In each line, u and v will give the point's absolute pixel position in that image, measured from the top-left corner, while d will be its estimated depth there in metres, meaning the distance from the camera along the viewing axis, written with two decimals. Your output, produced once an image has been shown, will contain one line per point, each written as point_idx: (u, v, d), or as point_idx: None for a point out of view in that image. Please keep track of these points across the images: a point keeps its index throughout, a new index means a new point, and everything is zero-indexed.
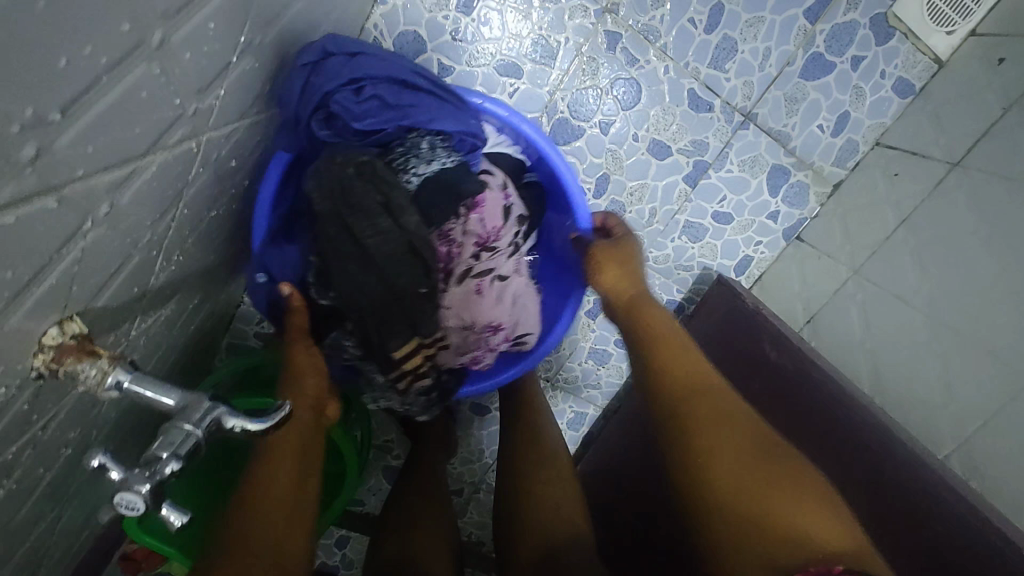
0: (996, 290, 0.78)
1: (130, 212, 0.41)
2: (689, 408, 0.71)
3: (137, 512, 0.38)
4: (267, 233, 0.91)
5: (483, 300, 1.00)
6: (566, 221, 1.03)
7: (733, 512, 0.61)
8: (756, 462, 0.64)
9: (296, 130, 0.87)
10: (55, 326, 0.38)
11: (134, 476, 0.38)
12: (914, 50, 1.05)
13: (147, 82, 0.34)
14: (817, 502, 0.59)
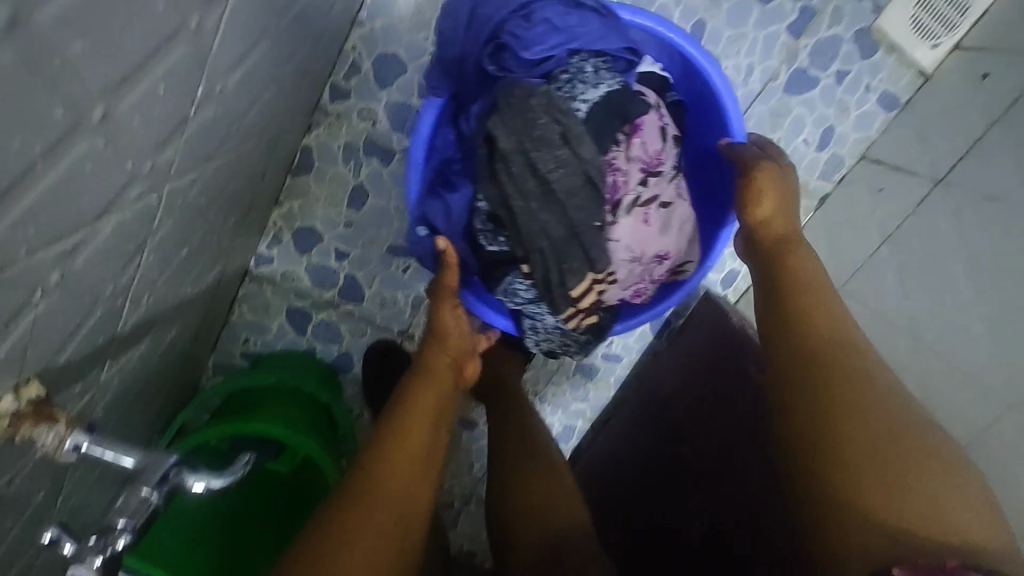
0: (977, 312, 0.78)
1: (86, 274, 0.41)
2: (827, 374, 0.65)
3: None
4: (424, 183, 0.89)
5: (653, 229, 0.85)
6: (715, 134, 0.93)
7: (870, 491, 0.57)
8: (901, 450, 0.59)
9: (460, 68, 0.86)
10: (11, 392, 0.38)
11: (84, 549, 0.39)
12: (898, 65, 1.05)
13: (93, 155, 0.34)
14: (978, 505, 0.56)
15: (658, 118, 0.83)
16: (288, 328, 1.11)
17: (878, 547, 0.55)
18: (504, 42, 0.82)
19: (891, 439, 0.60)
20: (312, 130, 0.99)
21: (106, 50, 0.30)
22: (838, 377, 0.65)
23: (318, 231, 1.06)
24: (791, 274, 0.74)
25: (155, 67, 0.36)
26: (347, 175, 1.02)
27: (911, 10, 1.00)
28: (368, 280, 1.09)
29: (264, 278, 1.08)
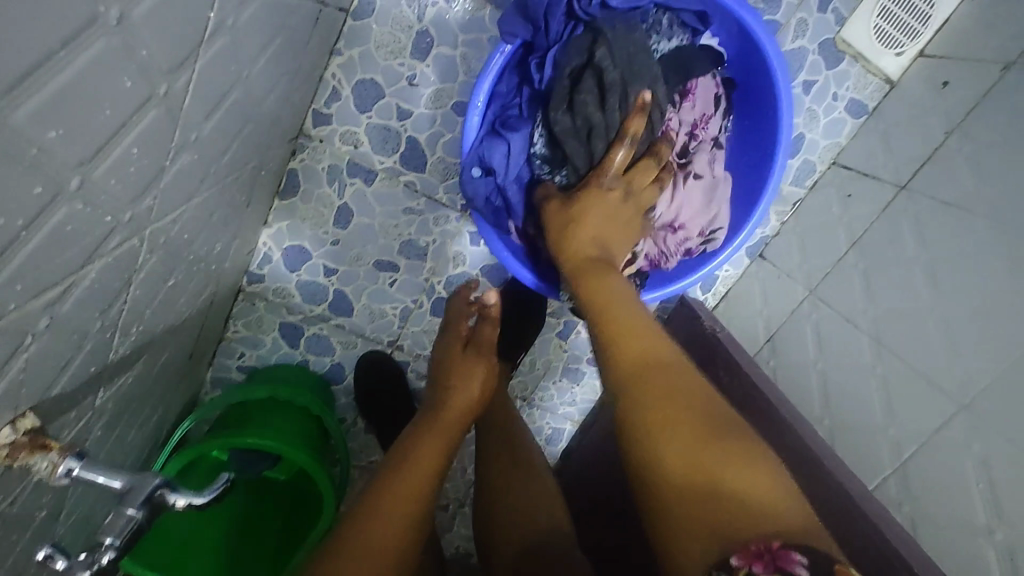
0: (934, 315, 0.81)
1: (74, 316, 0.45)
2: (638, 388, 0.60)
3: None
4: (481, 130, 0.80)
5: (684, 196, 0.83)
6: (758, 118, 0.82)
7: (677, 513, 0.53)
8: (699, 456, 0.54)
9: (530, 13, 0.76)
10: (8, 425, 0.42)
11: (75, 564, 0.43)
12: (864, 73, 1.07)
13: (73, 216, 0.38)
14: (774, 477, 0.53)
15: (711, 84, 0.83)
16: (282, 341, 1.16)
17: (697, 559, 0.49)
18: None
19: (699, 430, 0.56)
20: (296, 154, 1.04)
21: (79, 130, 0.34)
22: (648, 384, 0.60)
23: (306, 250, 1.10)
24: (590, 293, 0.69)
25: (128, 134, 0.40)
26: (332, 195, 1.07)
27: (873, 21, 1.03)
28: (356, 294, 1.14)
29: (257, 295, 1.12)
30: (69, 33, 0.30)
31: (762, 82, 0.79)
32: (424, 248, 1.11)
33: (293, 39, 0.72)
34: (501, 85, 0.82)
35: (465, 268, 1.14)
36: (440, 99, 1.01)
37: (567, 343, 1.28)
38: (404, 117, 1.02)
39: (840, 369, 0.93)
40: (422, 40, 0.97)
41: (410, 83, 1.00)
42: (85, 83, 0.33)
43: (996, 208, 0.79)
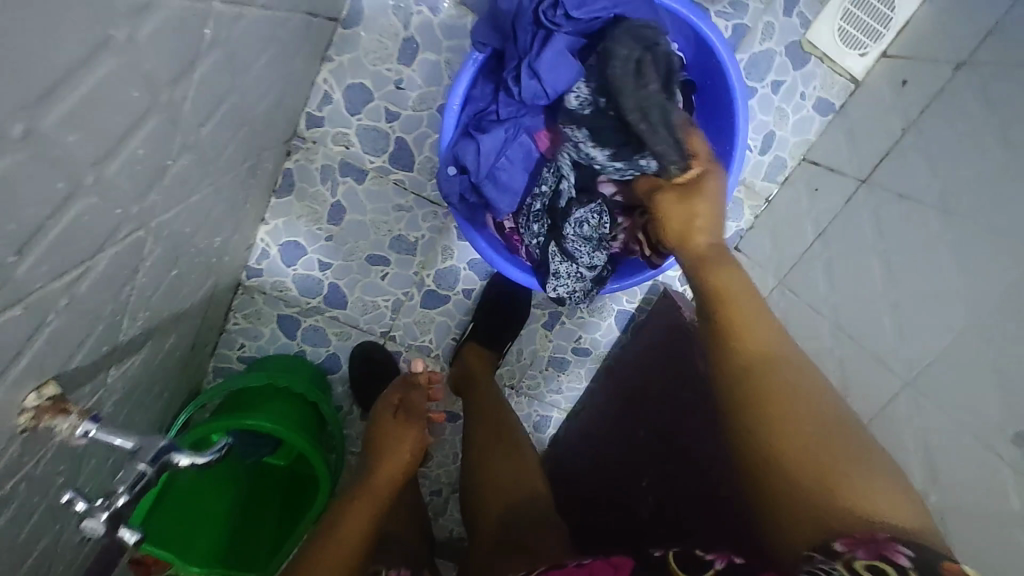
0: (886, 300, 0.87)
1: (89, 297, 0.52)
2: (755, 378, 0.61)
3: (97, 534, 0.48)
4: (456, 131, 0.84)
5: None
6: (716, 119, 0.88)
7: (814, 495, 0.54)
8: (827, 452, 0.55)
9: (502, 22, 0.81)
10: (34, 391, 0.48)
11: (93, 507, 0.48)
12: (831, 73, 1.13)
13: (89, 208, 0.45)
14: (888, 476, 0.54)
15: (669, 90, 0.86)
16: (279, 333, 1.22)
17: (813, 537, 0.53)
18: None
19: (823, 431, 0.57)
20: (291, 155, 1.10)
21: (94, 134, 0.41)
22: (766, 386, 0.60)
23: (302, 245, 1.16)
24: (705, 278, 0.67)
25: (136, 138, 0.47)
26: (325, 193, 1.13)
27: (837, 23, 1.09)
28: (349, 288, 1.20)
29: (255, 288, 1.19)
30: (87, 53, 0.36)
31: (718, 87, 0.86)
32: (413, 243, 1.17)
33: (285, 49, 0.78)
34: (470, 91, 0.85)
35: (453, 262, 1.20)
36: (427, 102, 1.07)
37: (552, 334, 1.34)
38: (392, 118, 1.08)
39: (804, 352, 0.98)
40: (408, 46, 1.04)
41: (398, 86, 1.06)
42: (100, 95, 0.39)
43: (944, 200, 0.85)
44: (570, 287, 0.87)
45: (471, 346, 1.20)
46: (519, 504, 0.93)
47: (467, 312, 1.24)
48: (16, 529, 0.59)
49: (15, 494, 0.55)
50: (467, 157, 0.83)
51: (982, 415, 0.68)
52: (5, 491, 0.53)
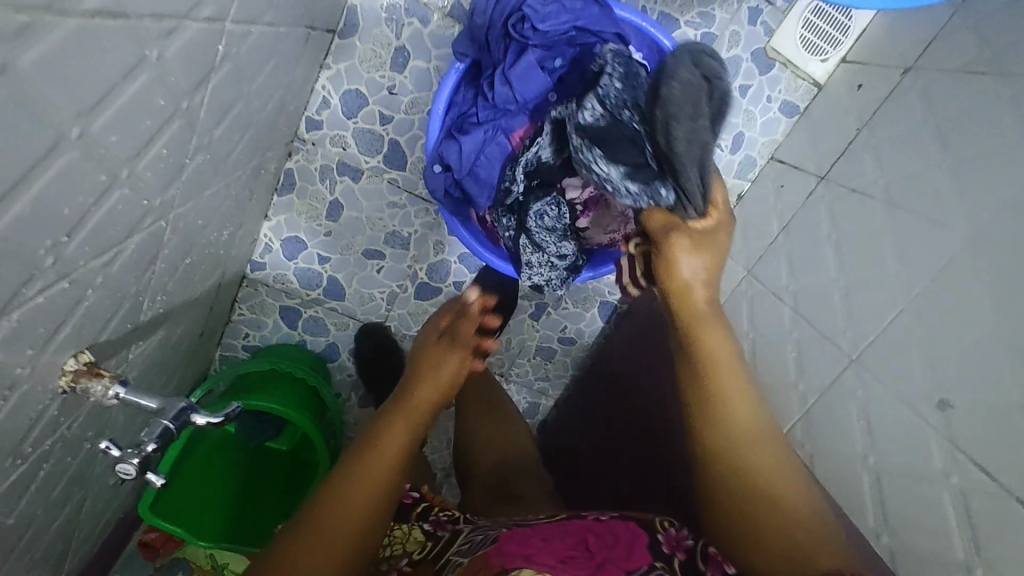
0: (838, 286, 0.95)
1: (118, 278, 0.60)
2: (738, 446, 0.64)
3: (129, 476, 0.56)
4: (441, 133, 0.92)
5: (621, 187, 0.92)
6: None
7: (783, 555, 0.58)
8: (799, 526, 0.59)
9: (479, 36, 0.88)
10: (72, 358, 0.56)
11: (126, 453, 0.55)
12: (794, 77, 1.21)
13: (122, 199, 0.52)
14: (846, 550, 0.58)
15: None
16: (282, 323, 1.30)
17: None
18: (524, 14, 0.84)
19: (795, 507, 0.60)
20: (292, 156, 1.18)
21: (129, 136, 0.48)
22: (750, 458, 0.63)
23: (302, 240, 1.24)
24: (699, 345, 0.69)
25: (160, 139, 0.55)
26: (324, 191, 1.21)
27: (798, 31, 1.17)
28: (347, 280, 1.28)
29: (259, 281, 1.27)
30: (127, 69, 0.44)
31: None
32: (406, 237, 1.25)
33: (286, 59, 0.87)
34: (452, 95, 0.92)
35: (444, 256, 1.28)
36: (417, 106, 1.15)
37: (539, 324, 1.42)
38: (386, 122, 1.16)
39: (768, 336, 1.06)
40: (400, 55, 1.12)
41: (391, 92, 1.14)
42: (134, 103, 0.47)
43: (889, 194, 0.93)
44: (543, 276, 0.95)
45: None
46: (507, 464, 1.03)
47: None
48: (50, 485, 0.67)
49: (53, 452, 0.63)
50: (450, 155, 0.91)
51: (912, 385, 0.76)
52: (45, 448, 0.60)
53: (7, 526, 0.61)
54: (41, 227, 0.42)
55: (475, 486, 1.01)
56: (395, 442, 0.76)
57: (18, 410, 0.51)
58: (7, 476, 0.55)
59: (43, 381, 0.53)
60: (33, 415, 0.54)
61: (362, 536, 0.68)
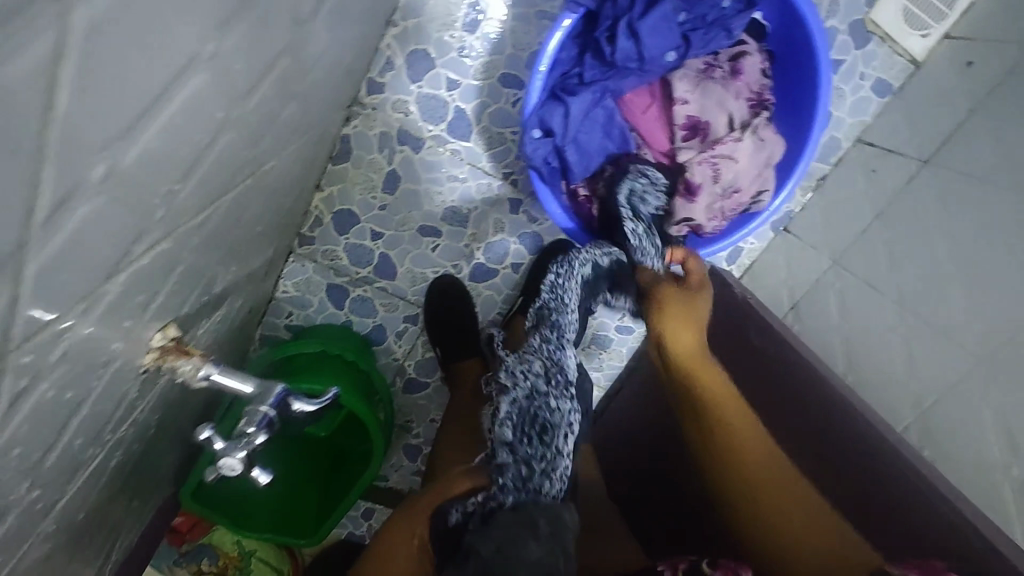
0: (952, 279, 0.87)
1: (207, 239, 0.51)
2: (714, 423, 0.75)
3: (237, 472, 0.50)
4: (543, 92, 0.81)
5: (746, 155, 0.81)
6: (797, 93, 0.82)
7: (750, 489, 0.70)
8: (784, 502, 0.68)
9: None
10: (159, 332, 0.48)
11: (231, 446, 0.49)
12: (891, 53, 1.12)
13: (228, 143, 0.44)
14: (822, 516, 0.67)
15: (757, 59, 0.82)
16: (328, 302, 1.22)
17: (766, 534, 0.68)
18: None
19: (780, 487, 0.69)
20: (350, 121, 1.10)
21: (246, 65, 0.40)
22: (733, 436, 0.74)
23: (356, 214, 1.16)
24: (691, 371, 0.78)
25: (266, 77, 0.46)
26: (381, 161, 1.12)
27: (902, 2, 1.08)
28: (400, 258, 1.20)
29: (307, 257, 1.18)
30: None
31: (801, 61, 0.80)
32: (466, 214, 1.17)
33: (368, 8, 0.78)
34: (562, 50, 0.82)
35: (503, 235, 1.20)
36: (485, 71, 1.07)
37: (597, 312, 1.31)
38: (451, 87, 1.07)
39: (864, 331, 0.99)
40: (473, 13, 1.04)
41: (460, 54, 1.06)
42: (259, 24, 0.39)
43: (1015, 178, 0.85)
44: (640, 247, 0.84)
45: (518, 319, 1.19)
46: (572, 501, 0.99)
47: (514, 286, 1.24)
48: (115, 476, 0.59)
49: (125, 437, 0.55)
50: (554, 119, 0.80)
51: None
52: (119, 435, 0.52)
53: (77, 519, 0.53)
54: (164, 164, 0.34)
55: None
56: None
57: (108, 390, 0.43)
58: (87, 468, 0.47)
59: (131, 356, 0.45)
60: (117, 398, 0.46)
61: None
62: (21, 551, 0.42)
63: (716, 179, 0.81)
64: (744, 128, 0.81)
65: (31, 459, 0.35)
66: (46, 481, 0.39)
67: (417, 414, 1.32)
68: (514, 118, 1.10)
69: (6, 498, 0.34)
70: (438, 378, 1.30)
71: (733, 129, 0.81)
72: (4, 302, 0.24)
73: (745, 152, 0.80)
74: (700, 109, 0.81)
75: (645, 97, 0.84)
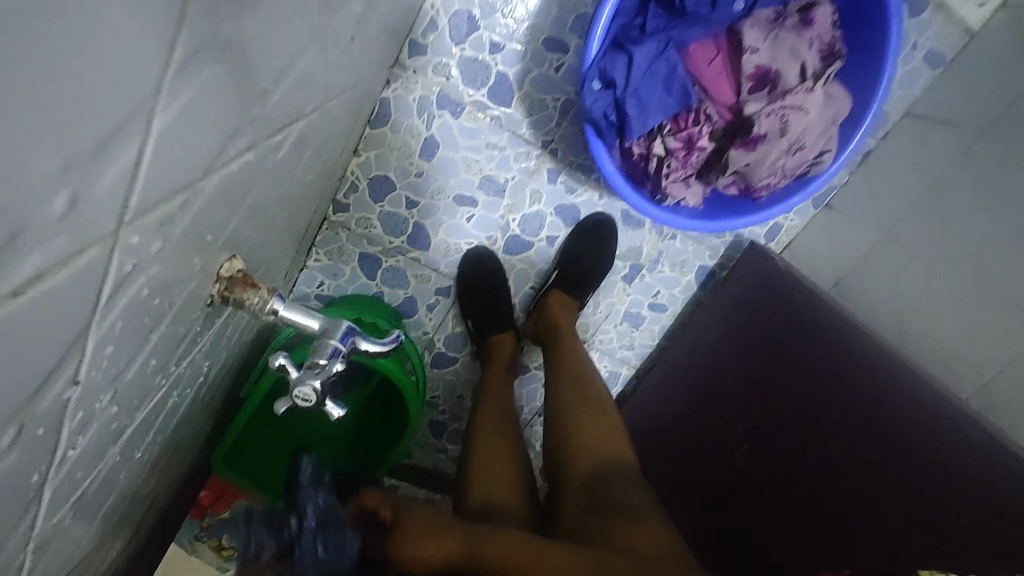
0: (1011, 248, 0.84)
1: (276, 168, 0.49)
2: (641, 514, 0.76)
3: (310, 402, 0.48)
4: (605, 40, 0.78)
5: (814, 108, 0.77)
6: (867, 47, 0.79)
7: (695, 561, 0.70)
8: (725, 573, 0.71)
9: None
10: (228, 259, 0.46)
11: (305, 374, 0.47)
12: (946, 22, 1.09)
13: (310, 57, 0.42)
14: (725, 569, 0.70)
15: (830, 9, 0.79)
16: (360, 272, 1.20)
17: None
18: None
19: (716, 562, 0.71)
20: (390, 84, 1.08)
21: None
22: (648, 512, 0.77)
23: (391, 180, 1.14)
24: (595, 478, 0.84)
25: None
26: (419, 127, 1.10)
27: None
28: (434, 228, 1.18)
29: (340, 225, 1.17)
30: None
31: (873, 13, 0.78)
32: (502, 184, 1.15)
33: None
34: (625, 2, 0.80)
35: (539, 207, 1.18)
36: (528, 35, 1.05)
37: (631, 287, 1.29)
38: (494, 50, 1.06)
39: (917, 305, 0.97)
40: None
41: (501, 15, 1.03)
42: None
43: None
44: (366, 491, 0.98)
45: (556, 294, 1.17)
46: (601, 469, 0.85)
47: (548, 260, 1.23)
48: (172, 418, 0.57)
49: (182, 379, 0.53)
50: (616, 69, 0.77)
51: None
52: (180, 372, 0.51)
53: (137, 458, 0.52)
54: (266, 52, 0.32)
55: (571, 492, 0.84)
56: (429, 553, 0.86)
57: (182, 314, 0.41)
58: (153, 398, 0.45)
59: (204, 280, 0.43)
60: (187, 326, 0.44)
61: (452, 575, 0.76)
62: (91, 477, 0.40)
63: (784, 133, 0.77)
64: (817, 78, 0.77)
65: (116, 368, 0.33)
66: (123, 399, 0.37)
67: (444, 389, 1.30)
68: (556, 84, 1.08)
69: (92, 407, 0.32)
70: (467, 353, 1.28)
71: (802, 80, 0.77)
72: (134, 151, 0.22)
73: (816, 104, 0.77)
74: (771, 58, 0.77)
75: (710, 49, 0.79)
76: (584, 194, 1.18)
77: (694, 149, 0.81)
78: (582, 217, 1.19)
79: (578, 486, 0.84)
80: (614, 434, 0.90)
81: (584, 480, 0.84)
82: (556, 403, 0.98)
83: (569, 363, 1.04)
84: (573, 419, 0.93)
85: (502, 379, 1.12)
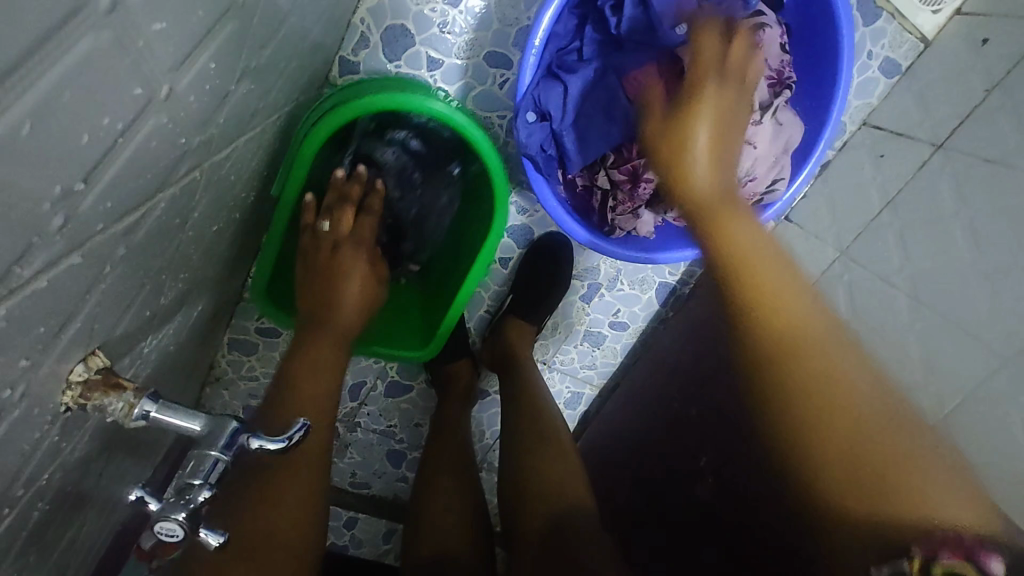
0: (973, 272, 0.82)
1: (142, 249, 0.42)
2: (759, 343, 0.59)
3: (177, 537, 0.40)
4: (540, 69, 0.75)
5: (761, 137, 0.74)
6: (818, 72, 0.77)
7: (806, 371, 0.55)
8: (878, 455, 0.50)
9: None
10: (81, 362, 0.40)
11: (168, 505, 0.40)
12: (900, 31, 1.05)
13: (157, 131, 0.35)
14: (864, 386, 0.54)
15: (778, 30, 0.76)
16: None
17: (814, 399, 0.53)
18: None
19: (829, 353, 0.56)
20: None
21: (175, 30, 0.31)
22: (754, 288, 0.60)
23: None
24: (562, 525, 0.77)
25: (207, 43, 0.37)
26: None
27: None
28: None
29: None
30: None
31: (823, 37, 0.75)
32: None
33: None
34: (569, 31, 0.79)
35: None
36: (470, 50, 0.98)
37: (591, 307, 1.23)
38: (433, 67, 0.99)
39: (879, 329, 0.93)
40: None
41: (441, 30, 0.96)
42: None
43: None
44: None
45: (512, 321, 1.12)
46: (562, 517, 0.78)
47: (503, 282, 1.18)
48: (48, 522, 0.50)
49: (50, 484, 0.47)
50: (550, 100, 0.74)
51: None
52: (43, 481, 0.44)
53: None
54: (47, 162, 0.25)
55: (527, 547, 0.77)
56: (450, 527, 0.85)
57: (8, 442, 0.35)
58: None
59: (38, 397, 0.36)
60: (26, 447, 0.38)
61: (544, 498, 0.81)
62: None
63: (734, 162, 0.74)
64: (763, 110, 0.75)
65: None
66: None
67: (401, 419, 1.24)
68: (501, 101, 1.02)
69: None
70: (423, 381, 1.21)
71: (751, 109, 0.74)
72: None
73: (763, 135, 0.75)
74: None
75: (652, 76, 0.76)
76: (537, 213, 1.12)
77: (639, 181, 0.77)
78: (536, 237, 1.14)
79: (533, 531, 0.78)
80: (574, 473, 0.85)
81: (540, 533, 0.77)
82: (512, 440, 0.92)
83: (524, 395, 0.99)
84: (518, 446, 0.90)
85: (461, 412, 1.07)
